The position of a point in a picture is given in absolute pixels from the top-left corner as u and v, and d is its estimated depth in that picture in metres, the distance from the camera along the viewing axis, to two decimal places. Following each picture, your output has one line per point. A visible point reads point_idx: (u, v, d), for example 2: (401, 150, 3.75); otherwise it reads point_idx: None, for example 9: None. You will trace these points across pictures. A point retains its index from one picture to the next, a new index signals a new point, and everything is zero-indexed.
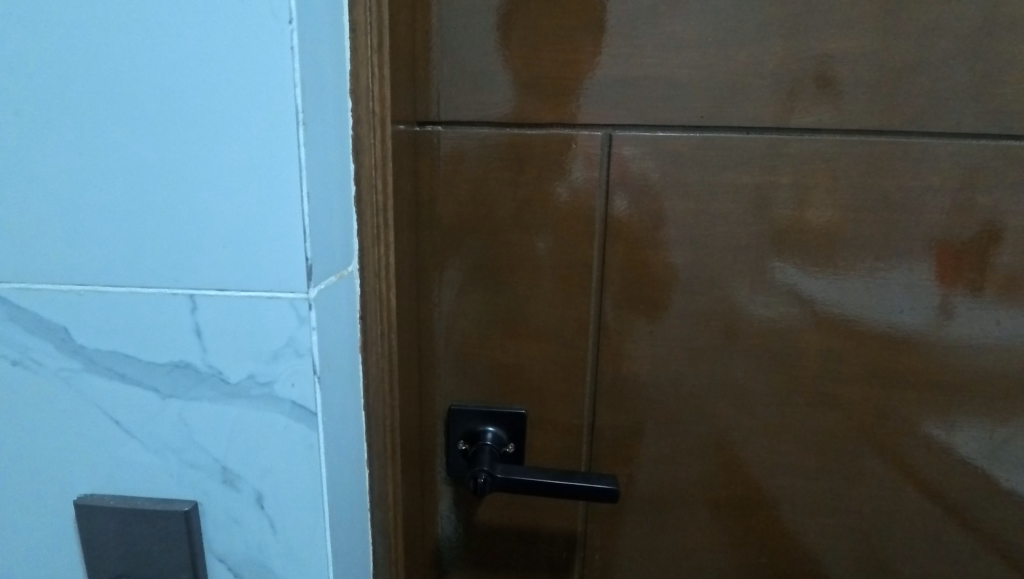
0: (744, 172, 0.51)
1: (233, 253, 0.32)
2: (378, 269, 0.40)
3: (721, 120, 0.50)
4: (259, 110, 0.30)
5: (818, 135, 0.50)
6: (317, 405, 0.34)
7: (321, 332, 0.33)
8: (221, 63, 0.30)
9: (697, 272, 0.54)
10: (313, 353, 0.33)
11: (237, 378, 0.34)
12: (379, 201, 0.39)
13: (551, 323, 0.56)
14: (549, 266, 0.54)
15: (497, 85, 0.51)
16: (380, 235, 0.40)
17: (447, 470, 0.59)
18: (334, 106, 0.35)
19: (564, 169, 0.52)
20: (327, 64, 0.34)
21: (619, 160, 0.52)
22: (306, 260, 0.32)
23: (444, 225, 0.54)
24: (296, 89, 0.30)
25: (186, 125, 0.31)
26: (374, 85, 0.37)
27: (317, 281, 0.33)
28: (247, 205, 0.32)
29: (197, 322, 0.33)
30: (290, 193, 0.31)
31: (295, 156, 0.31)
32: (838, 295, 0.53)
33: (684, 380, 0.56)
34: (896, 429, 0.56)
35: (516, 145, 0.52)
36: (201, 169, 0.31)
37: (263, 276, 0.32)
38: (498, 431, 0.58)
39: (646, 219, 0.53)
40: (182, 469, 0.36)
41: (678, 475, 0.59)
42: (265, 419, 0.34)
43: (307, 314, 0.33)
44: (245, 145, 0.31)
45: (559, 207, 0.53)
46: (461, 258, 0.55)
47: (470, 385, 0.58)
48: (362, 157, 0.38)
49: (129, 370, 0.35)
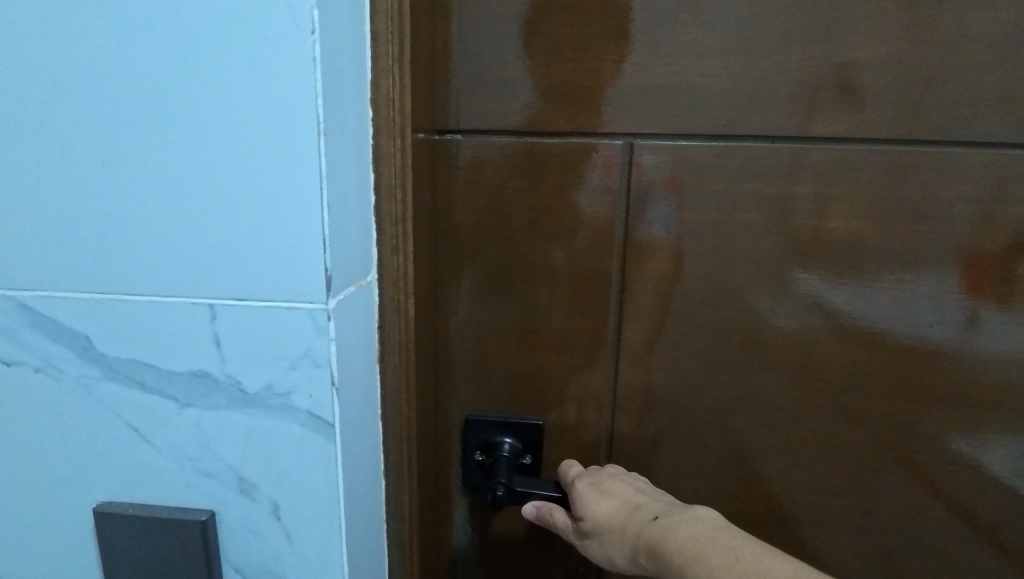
0: (767, 181, 0.50)
1: (252, 262, 0.32)
2: (398, 281, 0.40)
3: (744, 128, 0.49)
4: (281, 121, 0.30)
5: (843, 144, 0.49)
6: (335, 416, 0.34)
7: (340, 343, 0.33)
8: (243, 75, 0.30)
9: (718, 283, 0.53)
10: (332, 364, 0.33)
11: (255, 387, 0.34)
12: (399, 211, 0.39)
13: (569, 333, 0.55)
14: (568, 275, 0.54)
15: (517, 93, 0.51)
16: (399, 244, 0.40)
17: (462, 479, 0.59)
18: (354, 115, 0.35)
19: (585, 177, 0.52)
20: (348, 74, 0.34)
21: (640, 169, 0.51)
22: (325, 269, 0.32)
23: (462, 233, 0.54)
24: (318, 99, 0.30)
25: (208, 135, 0.31)
26: (395, 95, 0.37)
27: (336, 291, 0.33)
28: (268, 214, 0.32)
29: (216, 331, 0.33)
30: (310, 202, 0.31)
31: (316, 165, 0.31)
32: (863, 307, 0.52)
33: (705, 392, 0.55)
34: (923, 445, 0.54)
35: (535, 153, 0.52)
36: (223, 180, 0.31)
37: (281, 286, 0.32)
38: (514, 442, 0.57)
39: (667, 228, 0.52)
40: (199, 477, 0.36)
41: (696, 487, 0.58)
42: (283, 429, 0.34)
43: (326, 323, 0.32)
44: (267, 157, 0.31)
45: (578, 216, 0.52)
46: (477, 270, 0.54)
47: (485, 396, 0.57)
48: (382, 165, 0.38)
49: (150, 379, 0.34)
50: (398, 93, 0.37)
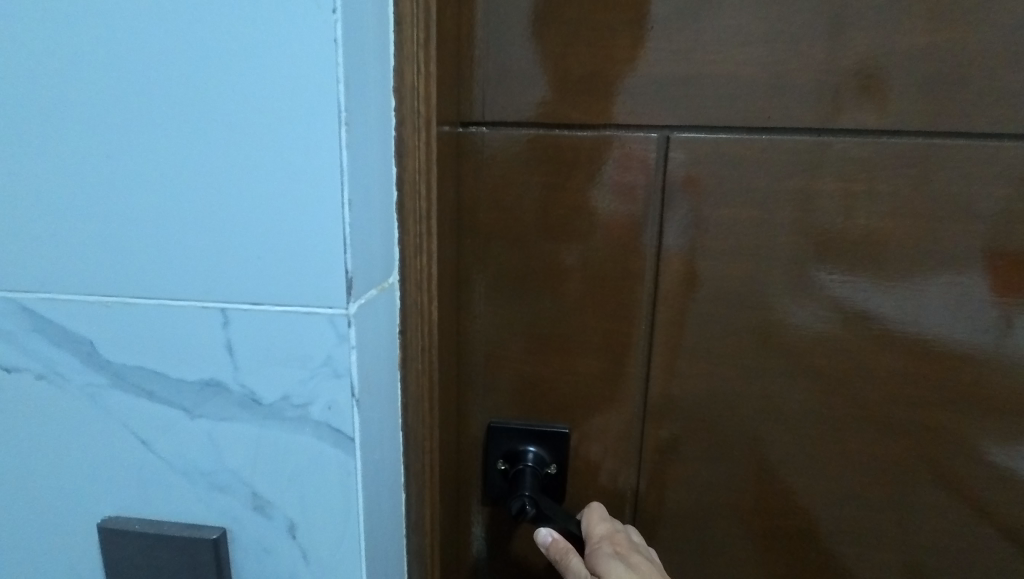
0: (812, 178, 0.47)
1: (268, 264, 0.30)
2: (421, 283, 0.37)
3: (788, 121, 0.46)
4: (301, 110, 0.28)
5: (896, 138, 0.46)
6: (354, 430, 0.31)
7: (362, 353, 0.31)
8: (259, 61, 0.28)
9: (757, 285, 0.50)
10: (352, 374, 0.30)
11: (271, 399, 0.31)
12: (422, 207, 0.36)
13: (597, 336, 0.52)
14: (596, 275, 0.51)
15: (545, 83, 0.48)
16: (423, 243, 0.37)
17: (484, 488, 0.56)
18: (377, 104, 0.32)
19: (615, 174, 0.49)
20: (371, 60, 0.31)
21: (673, 163, 0.48)
22: (346, 272, 0.29)
23: (486, 231, 0.51)
24: (339, 86, 0.28)
25: (221, 126, 0.29)
26: (420, 83, 0.35)
27: (357, 295, 0.30)
28: (285, 212, 0.29)
29: (229, 337, 0.31)
30: (331, 200, 0.29)
31: (337, 158, 0.28)
32: (914, 311, 0.49)
33: (740, 400, 0.52)
34: (974, 461, 0.51)
35: (564, 147, 0.49)
36: (237, 173, 0.29)
37: (299, 290, 0.30)
38: (539, 451, 0.55)
39: (703, 227, 0.49)
40: (210, 493, 0.33)
41: (729, 499, 0.55)
42: (301, 443, 0.32)
43: (346, 331, 0.30)
44: (284, 151, 0.28)
45: (609, 214, 0.50)
46: (501, 271, 0.52)
47: (508, 401, 0.55)
48: (405, 159, 0.35)
49: (158, 388, 0.32)
50: (423, 80, 0.35)
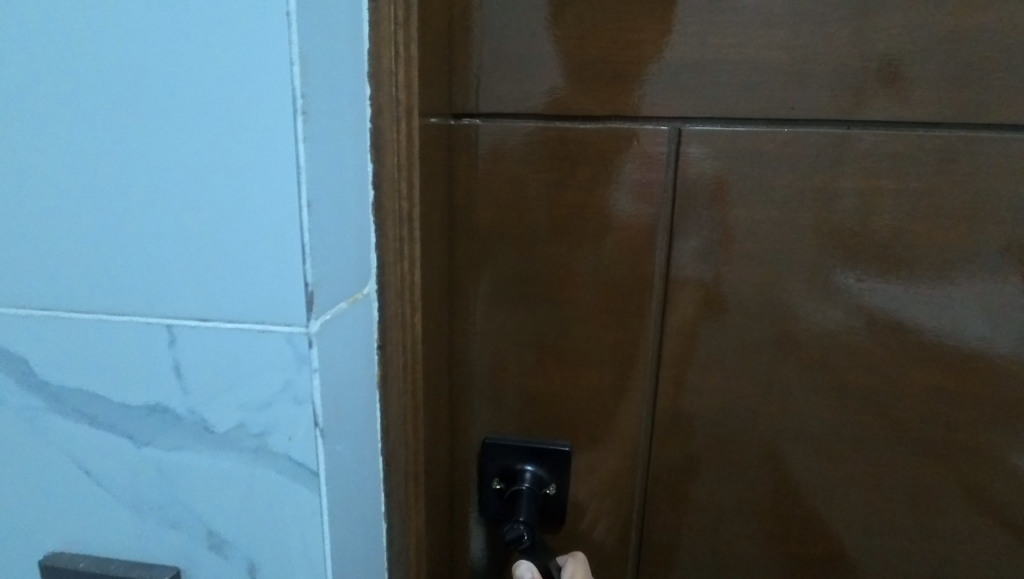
0: (840, 175, 0.43)
1: (218, 275, 0.26)
2: (402, 293, 0.33)
3: (813, 111, 0.42)
4: (250, 97, 0.24)
5: (935, 131, 0.41)
6: (319, 464, 0.27)
7: (327, 377, 0.27)
8: (203, 44, 0.24)
9: (777, 292, 0.45)
10: (315, 401, 0.27)
11: (225, 427, 0.28)
12: (404, 208, 0.32)
13: (602, 346, 0.48)
14: (602, 281, 0.47)
15: (545, 71, 0.44)
16: (404, 248, 0.33)
17: (479, 507, 0.53)
18: (348, 92, 0.28)
19: (624, 172, 0.45)
20: (340, 39, 0.27)
21: (694, 162, 0.44)
22: (306, 285, 0.25)
23: (482, 233, 0.47)
24: (294, 68, 0.24)
25: (161, 119, 0.25)
26: (399, 68, 0.31)
27: (320, 312, 0.26)
28: (235, 217, 0.25)
29: (177, 358, 0.27)
30: (286, 202, 0.25)
31: (292, 153, 0.24)
32: (951, 323, 0.44)
33: (757, 417, 0.48)
34: (1016, 486, 0.46)
35: (567, 141, 0.45)
36: (181, 171, 0.25)
37: (252, 306, 0.26)
38: (537, 470, 0.51)
39: (717, 228, 0.45)
40: (162, 529, 0.30)
41: (744, 522, 0.51)
42: (260, 476, 0.28)
43: (307, 352, 0.26)
44: (233, 147, 0.25)
45: (616, 214, 0.45)
46: (498, 276, 0.48)
47: (506, 414, 0.51)
48: (383, 154, 0.31)
49: (100, 413, 0.29)
50: (403, 65, 0.31)
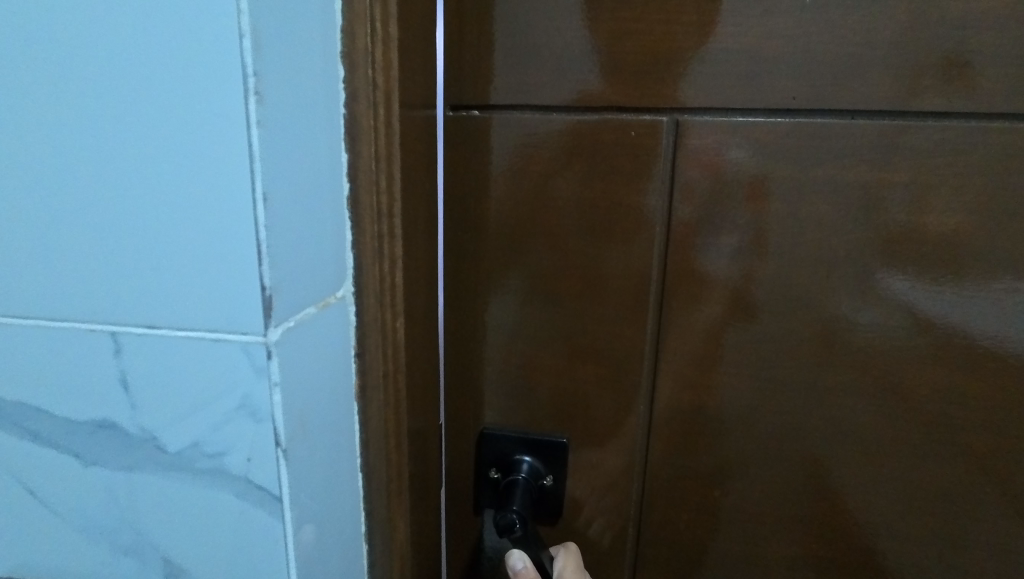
0: (845, 167, 0.41)
1: (165, 286, 0.25)
2: (383, 295, 0.31)
3: (818, 101, 0.40)
4: (190, 99, 0.23)
5: (944, 121, 0.39)
6: (280, 486, 0.26)
7: (289, 392, 0.26)
8: (153, 40, 0.23)
9: (779, 289, 0.43)
10: (275, 418, 0.26)
11: (179, 447, 0.27)
12: (383, 203, 0.30)
13: (611, 346, 0.47)
14: (615, 280, 0.45)
15: (537, 61, 0.42)
16: (383, 248, 0.31)
17: (476, 498, 0.52)
18: (317, 85, 0.27)
19: (639, 166, 0.43)
20: (307, 20, 0.26)
21: (735, 163, 0.42)
22: (263, 287, 0.24)
23: (489, 229, 0.46)
24: (244, 51, 0.22)
25: (101, 129, 0.24)
26: (376, 48, 0.29)
27: (280, 321, 0.25)
28: (176, 231, 0.24)
29: (123, 376, 0.27)
30: (239, 200, 0.23)
31: (243, 142, 0.23)
32: (968, 323, 0.42)
33: (759, 418, 0.46)
34: None
35: (574, 133, 0.43)
36: (117, 184, 0.24)
37: (207, 313, 0.25)
38: (534, 462, 0.50)
39: (714, 222, 0.43)
40: (116, 554, 0.30)
41: (748, 526, 0.49)
42: (218, 499, 0.27)
43: (265, 363, 0.25)
44: (185, 149, 0.23)
45: (628, 210, 0.44)
46: (496, 270, 0.46)
47: (502, 408, 0.50)
48: (358, 145, 0.29)
49: (52, 428, 0.29)
50: (381, 45, 0.29)
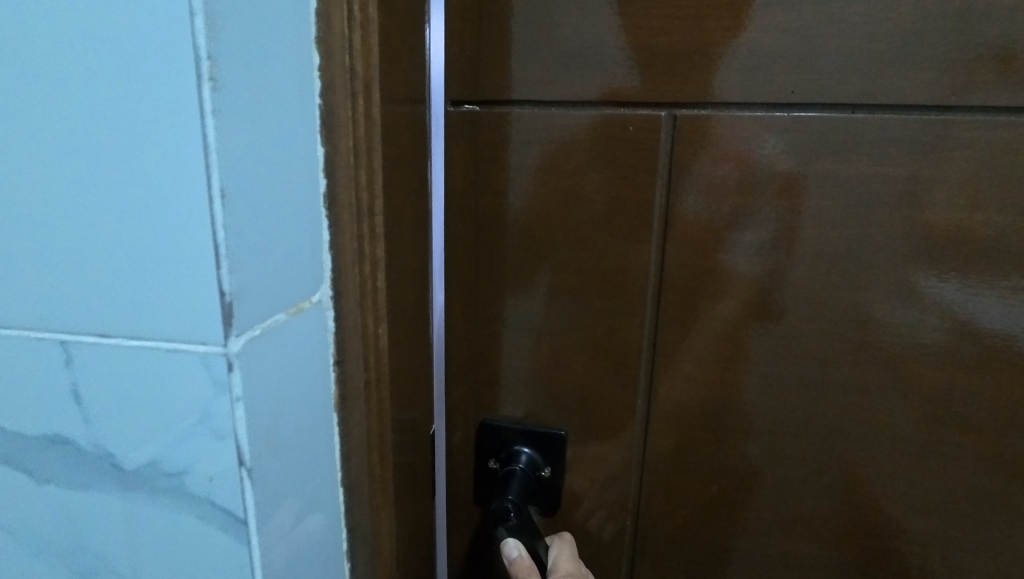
0: (846, 162, 0.40)
1: (117, 306, 0.26)
2: (364, 293, 0.32)
3: (816, 95, 0.39)
4: (132, 124, 0.23)
5: (949, 114, 0.38)
6: (244, 508, 0.27)
7: (253, 408, 0.26)
8: (110, 58, 0.23)
9: (778, 286, 0.43)
10: (238, 436, 0.26)
11: (137, 466, 0.28)
12: (363, 200, 0.31)
13: (648, 346, 0.46)
14: (655, 279, 0.45)
15: (535, 56, 0.42)
16: (364, 247, 0.32)
17: (476, 487, 0.53)
18: (283, 86, 0.26)
19: (690, 160, 0.42)
20: (272, 20, 0.25)
21: (769, 158, 0.41)
22: (223, 292, 0.24)
23: (524, 225, 0.46)
24: (203, 54, 0.22)
25: (42, 159, 0.25)
26: (354, 35, 0.29)
27: (242, 331, 0.25)
28: (121, 257, 0.25)
29: (78, 397, 0.28)
30: (195, 210, 0.24)
31: (200, 147, 0.23)
32: (966, 322, 0.41)
33: (757, 415, 0.46)
34: None
35: (614, 128, 0.42)
36: (61, 213, 0.25)
37: (167, 323, 0.25)
38: (533, 453, 0.50)
39: (712, 219, 0.43)
40: (75, 572, 0.31)
41: (745, 522, 0.49)
42: (179, 517, 0.28)
43: (226, 378, 0.25)
44: (141, 163, 0.24)
45: (672, 211, 0.43)
46: (495, 263, 0.47)
47: (500, 401, 0.51)
48: (336, 136, 0.30)
49: (14, 448, 0.30)
50: (359, 40, 0.29)
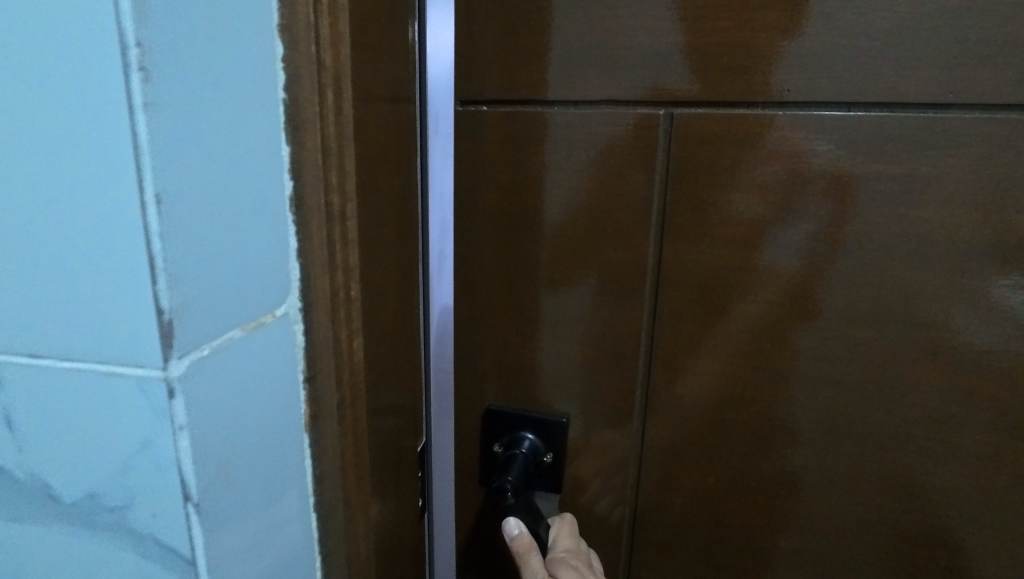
0: (844, 159, 0.40)
1: (47, 331, 0.24)
2: (334, 303, 0.30)
3: (814, 93, 0.39)
4: (48, 141, 0.22)
5: (949, 112, 0.38)
6: (191, 545, 0.26)
7: (198, 438, 0.25)
8: (36, 63, 0.21)
9: (777, 282, 0.43)
10: (181, 469, 0.25)
11: (79, 496, 0.27)
12: (334, 203, 0.29)
13: (697, 346, 0.46)
14: (706, 278, 0.45)
15: (539, 57, 0.44)
16: (336, 253, 0.29)
17: (482, 470, 0.54)
18: (234, 87, 0.24)
19: (748, 159, 0.42)
20: (216, 19, 0.23)
21: (823, 157, 0.40)
22: (161, 311, 0.23)
23: (574, 223, 0.46)
24: (134, 52, 0.20)
25: None
26: (321, 21, 0.26)
27: (184, 353, 0.24)
28: (45, 282, 0.24)
29: (13, 424, 0.27)
30: (125, 229, 0.22)
31: (126, 164, 0.21)
32: (968, 321, 0.41)
33: (755, 410, 0.46)
34: None
35: (666, 128, 0.43)
36: None
37: (103, 347, 0.24)
38: (535, 439, 0.52)
39: (711, 216, 0.43)
40: None
41: (740, 513, 0.49)
42: (128, 548, 0.28)
43: (167, 407, 0.24)
44: (64, 178, 0.22)
45: (728, 212, 0.43)
46: (527, 257, 0.48)
47: (504, 390, 0.52)
48: (303, 134, 0.27)
49: None
50: (327, 19, 0.27)
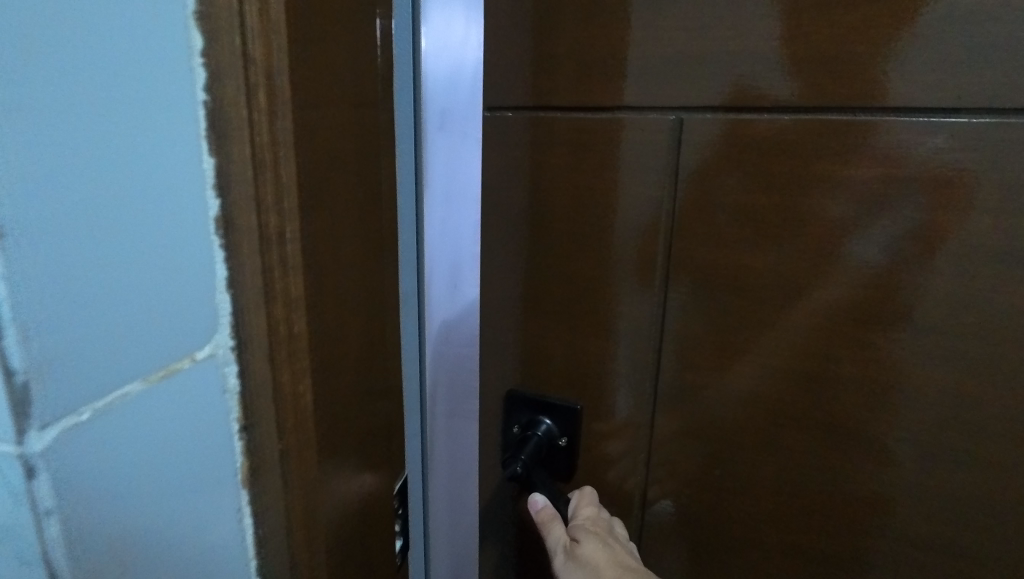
0: (844, 164, 0.42)
1: None
2: (267, 336, 0.27)
3: (813, 99, 0.42)
4: None
5: (948, 118, 0.39)
6: None
7: (73, 517, 0.21)
8: None
9: (782, 279, 0.45)
10: (53, 559, 0.21)
11: None
12: (268, 221, 0.26)
13: (778, 348, 0.47)
14: (790, 280, 0.45)
15: (558, 68, 0.49)
16: (273, 279, 0.26)
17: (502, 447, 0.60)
18: (113, 103, 0.21)
19: (846, 161, 0.42)
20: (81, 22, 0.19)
21: (920, 156, 0.40)
22: (16, 376, 0.19)
23: (660, 225, 0.49)
24: None
25: None
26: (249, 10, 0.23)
27: (50, 421, 0.20)
28: None
29: None
30: None
31: None
32: (970, 324, 0.41)
33: (759, 401, 0.49)
34: None
35: (744, 134, 0.44)
36: None
37: None
38: (551, 425, 0.57)
39: (717, 214, 0.46)
40: None
41: (743, 501, 0.51)
42: None
43: (26, 490, 0.20)
44: None
45: (824, 216, 0.43)
46: (610, 260, 0.51)
47: (524, 371, 0.57)
48: (229, 146, 0.24)
49: None
50: (255, 7, 0.23)
